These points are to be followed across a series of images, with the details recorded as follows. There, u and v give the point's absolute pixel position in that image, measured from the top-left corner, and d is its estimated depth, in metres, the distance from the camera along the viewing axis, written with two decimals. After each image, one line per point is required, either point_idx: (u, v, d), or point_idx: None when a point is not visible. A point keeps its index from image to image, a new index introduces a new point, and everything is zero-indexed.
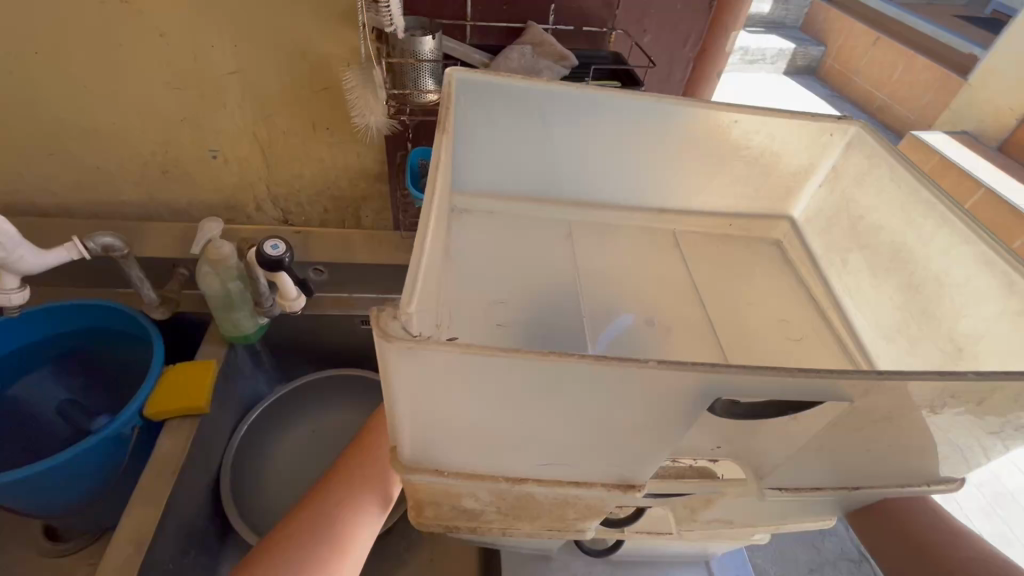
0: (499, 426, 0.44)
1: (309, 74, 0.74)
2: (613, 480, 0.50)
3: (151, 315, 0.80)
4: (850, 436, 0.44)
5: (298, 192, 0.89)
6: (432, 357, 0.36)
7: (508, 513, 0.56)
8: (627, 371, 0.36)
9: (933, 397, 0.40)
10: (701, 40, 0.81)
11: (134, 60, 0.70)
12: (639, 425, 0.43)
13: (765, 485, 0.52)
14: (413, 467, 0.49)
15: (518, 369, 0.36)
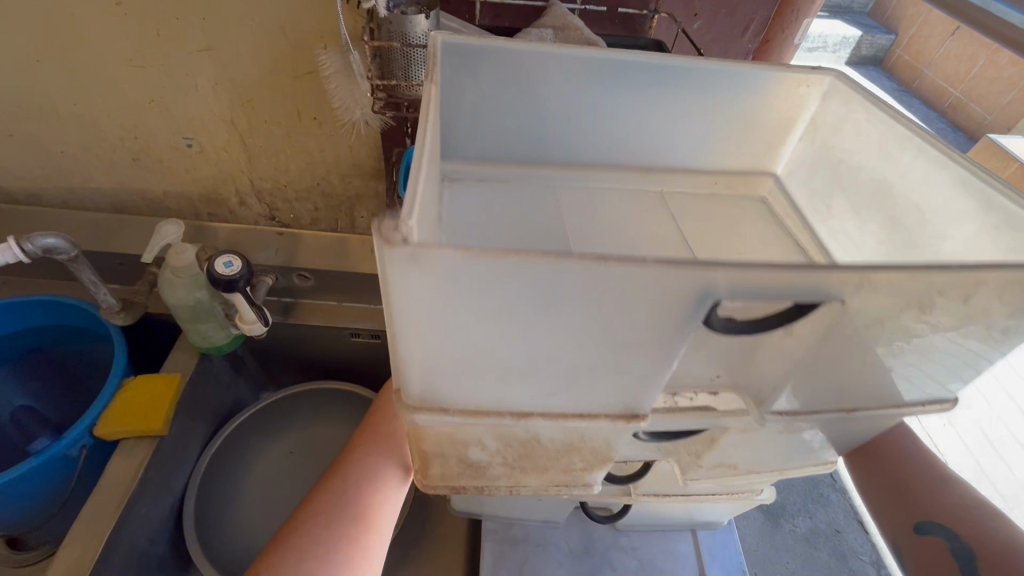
0: (499, 353, 0.32)
1: (290, 57, 0.63)
2: (615, 409, 0.36)
3: (111, 321, 0.70)
4: (839, 350, 0.33)
5: (286, 187, 0.79)
6: (437, 260, 0.25)
7: (516, 467, 0.41)
8: (624, 269, 0.26)
9: (911, 296, 0.30)
10: (764, 29, 0.66)
11: (88, 33, 0.61)
12: (658, 338, 0.31)
13: (767, 410, 0.37)
14: (418, 407, 0.34)
15: (532, 265, 0.26)
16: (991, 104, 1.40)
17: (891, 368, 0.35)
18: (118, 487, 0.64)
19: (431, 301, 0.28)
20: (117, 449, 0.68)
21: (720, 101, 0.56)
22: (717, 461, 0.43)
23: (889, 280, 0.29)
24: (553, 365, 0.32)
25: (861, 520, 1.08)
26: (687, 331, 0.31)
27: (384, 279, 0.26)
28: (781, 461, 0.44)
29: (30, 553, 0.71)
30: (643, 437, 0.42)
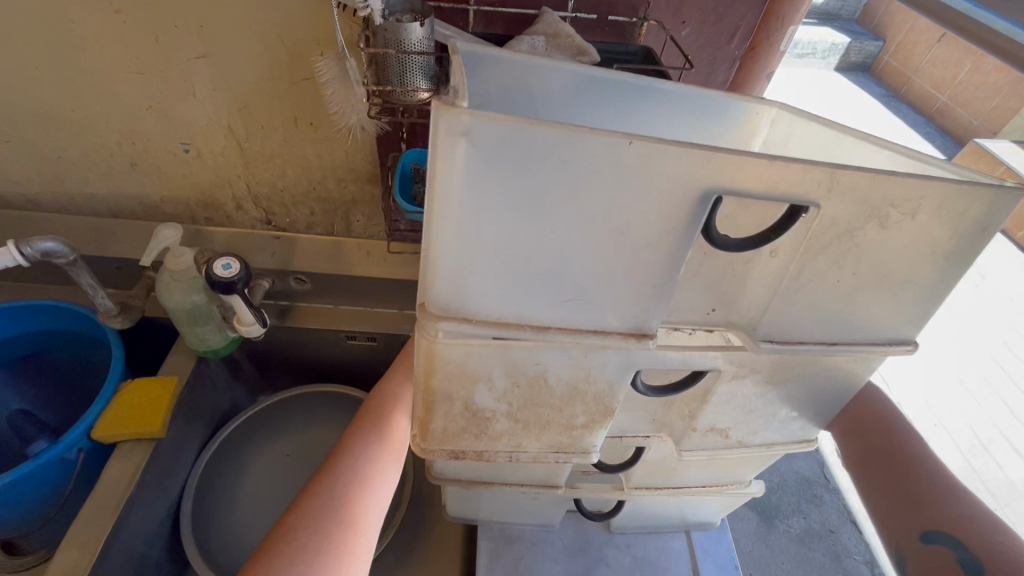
0: (522, 256, 0.32)
1: (287, 63, 0.64)
2: (623, 326, 0.36)
3: (110, 325, 0.70)
4: (820, 265, 0.34)
5: (282, 192, 0.80)
6: (487, 131, 0.27)
7: (519, 416, 0.44)
8: (645, 148, 0.28)
9: (872, 204, 0.32)
10: (750, 36, 0.68)
11: (87, 40, 0.62)
12: (668, 245, 0.32)
13: (759, 338, 0.38)
14: (442, 316, 0.35)
15: (567, 142, 0.28)
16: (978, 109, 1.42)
17: (860, 297, 0.37)
18: (116, 489, 0.65)
19: (472, 185, 0.29)
20: (114, 452, 0.68)
21: (717, 126, 0.51)
22: (711, 424, 0.46)
23: (855, 180, 0.30)
24: (571, 271, 0.33)
25: (853, 518, 1.09)
26: (692, 240, 0.32)
27: (434, 153, 0.28)
28: (764, 422, 0.47)
29: (24, 558, 0.68)
30: (643, 390, 0.42)
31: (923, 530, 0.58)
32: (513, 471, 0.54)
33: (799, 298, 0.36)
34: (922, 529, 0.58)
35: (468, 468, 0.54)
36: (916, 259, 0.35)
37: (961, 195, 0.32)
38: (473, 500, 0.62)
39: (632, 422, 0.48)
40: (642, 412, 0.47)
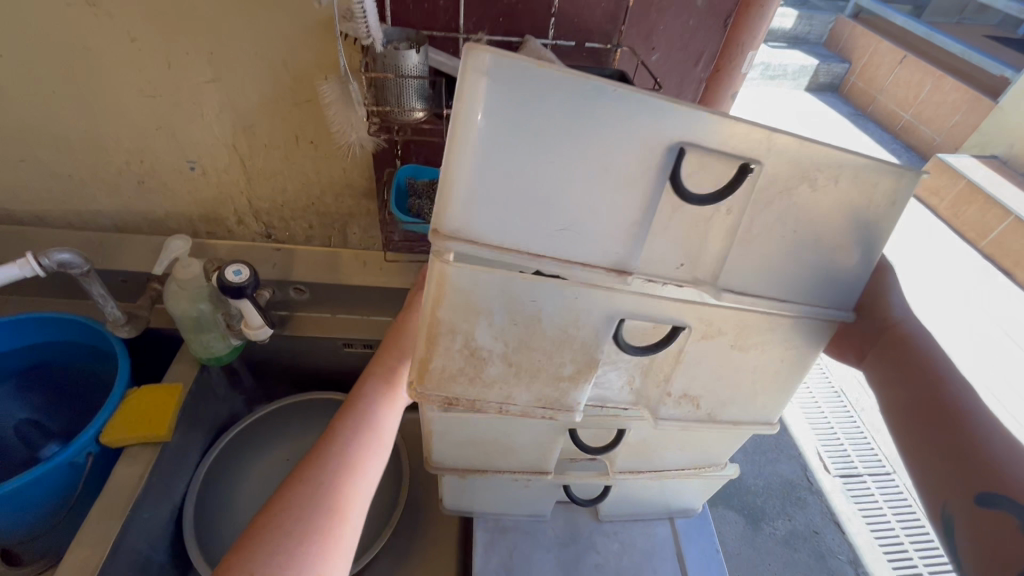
0: (526, 184, 0.36)
1: (291, 87, 0.69)
2: (606, 267, 0.41)
3: (117, 334, 0.75)
4: (767, 218, 0.40)
5: (282, 206, 0.84)
6: (506, 66, 0.32)
7: (513, 363, 0.48)
8: (630, 95, 0.34)
9: (802, 166, 0.38)
10: (714, 60, 0.75)
11: (102, 67, 0.66)
12: (642, 186, 0.37)
13: (719, 287, 0.42)
14: (452, 237, 0.38)
15: (568, 83, 0.33)
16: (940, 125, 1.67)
17: (804, 254, 0.43)
18: (124, 492, 0.67)
19: (489, 113, 0.34)
20: (121, 457, 0.71)
21: None
22: (682, 389, 0.52)
23: (789, 143, 0.37)
24: (564, 202, 0.37)
25: (837, 520, 1.09)
26: (662, 184, 0.37)
27: (461, 86, 0.33)
28: (729, 392, 0.53)
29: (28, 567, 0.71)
30: (625, 346, 0.46)
31: (981, 490, 0.41)
32: (503, 458, 0.60)
33: (751, 264, 0.42)
34: (976, 487, 0.41)
35: (460, 456, 0.60)
36: (843, 224, 0.42)
37: (871, 170, 0.39)
38: (468, 490, 0.66)
39: (614, 391, 0.53)
40: (624, 383, 0.52)
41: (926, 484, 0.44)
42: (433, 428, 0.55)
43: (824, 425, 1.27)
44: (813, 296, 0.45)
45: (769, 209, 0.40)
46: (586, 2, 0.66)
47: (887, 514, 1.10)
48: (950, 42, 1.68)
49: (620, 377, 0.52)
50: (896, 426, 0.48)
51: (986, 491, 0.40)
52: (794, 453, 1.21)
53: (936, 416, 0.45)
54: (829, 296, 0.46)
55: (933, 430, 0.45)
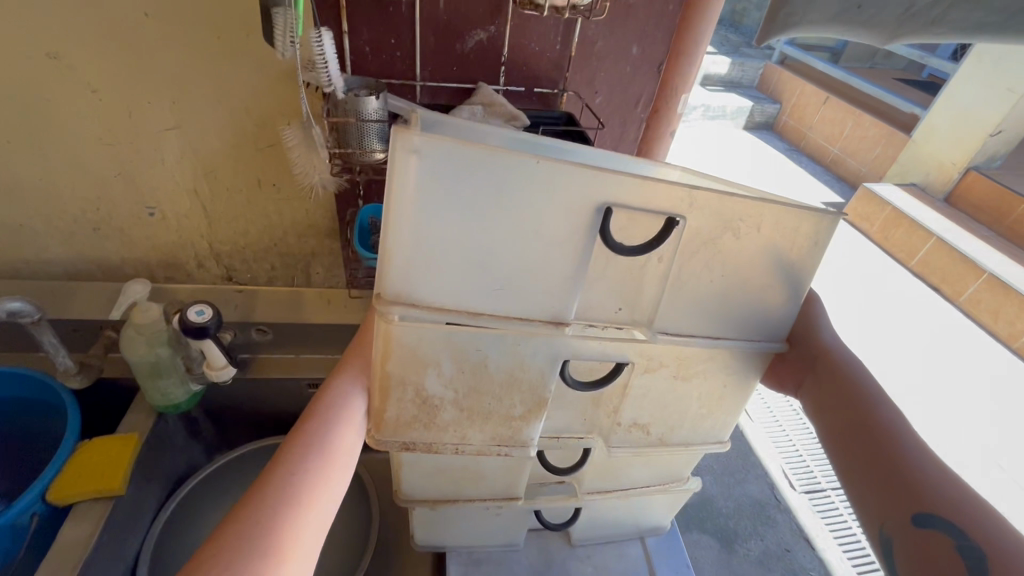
0: (463, 248, 0.39)
1: (254, 132, 0.72)
2: (542, 317, 0.44)
3: (67, 383, 0.74)
4: (694, 266, 0.44)
5: (243, 248, 0.84)
6: (433, 151, 0.35)
7: (465, 409, 0.51)
8: (550, 166, 0.37)
9: (725, 218, 0.42)
10: (651, 102, 0.82)
11: (61, 117, 0.67)
12: (573, 243, 0.40)
13: (655, 329, 0.47)
14: (394, 302, 0.41)
15: (492, 159, 0.36)
16: (865, 157, 2.03)
17: (739, 288, 0.47)
18: (74, 551, 0.63)
19: (421, 190, 0.36)
20: (69, 515, 0.66)
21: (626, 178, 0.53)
22: (631, 419, 0.56)
23: (707, 198, 0.41)
24: (499, 263, 0.41)
25: (807, 537, 1.12)
26: (591, 240, 0.40)
27: (392, 167, 0.35)
28: (680, 413, 0.56)
29: None
30: (572, 382, 0.49)
31: (918, 507, 0.42)
32: (473, 486, 0.61)
33: (686, 293, 0.46)
34: (912, 507, 0.42)
35: (432, 486, 0.60)
36: (776, 256, 0.46)
37: (790, 211, 0.44)
38: (439, 523, 0.66)
39: (566, 421, 0.56)
40: (577, 409, 0.54)
41: (871, 510, 0.46)
42: (404, 458, 0.56)
43: (785, 442, 1.31)
44: (747, 330, 0.50)
45: (694, 259, 0.44)
46: (532, 52, 0.72)
47: (850, 523, 1.14)
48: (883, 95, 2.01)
49: (576, 400, 0.54)
50: (839, 448, 0.50)
51: (927, 512, 0.41)
52: (760, 471, 1.24)
53: (870, 438, 0.48)
54: (760, 328, 0.50)
55: (870, 452, 0.47)
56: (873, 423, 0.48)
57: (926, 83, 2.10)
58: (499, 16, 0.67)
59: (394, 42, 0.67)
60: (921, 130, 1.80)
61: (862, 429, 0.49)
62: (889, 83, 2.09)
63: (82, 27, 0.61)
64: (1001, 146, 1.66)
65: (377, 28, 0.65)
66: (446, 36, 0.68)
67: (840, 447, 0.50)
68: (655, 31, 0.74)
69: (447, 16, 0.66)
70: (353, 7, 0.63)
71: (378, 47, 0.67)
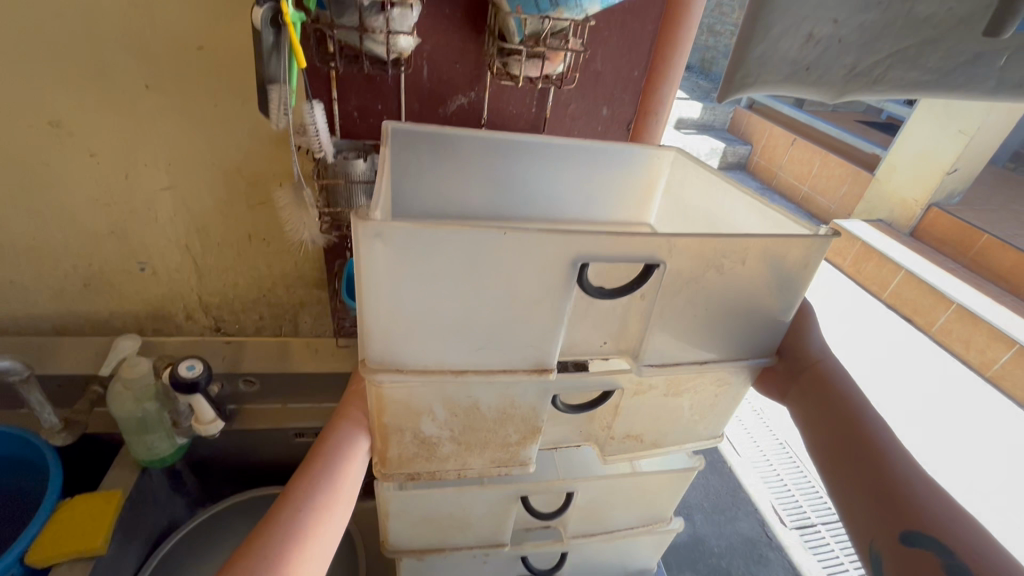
0: (438, 313, 0.42)
1: (245, 191, 0.75)
2: (525, 363, 0.47)
3: (51, 441, 0.73)
4: (679, 302, 0.47)
5: (231, 300, 0.86)
6: (397, 235, 0.38)
7: (462, 442, 0.52)
8: (514, 237, 0.40)
9: (708, 258, 0.45)
10: None
11: (58, 180, 0.70)
12: (549, 298, 0.43)
13: (641, 360, 0.50)
14: (379, 368, 0.44)
15: (456, 237, 0.39)
16: (833, 195, 2.15)
17: (721, 319, 0.50)
18: None
19: (390, 270, 0.39)
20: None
21: (632, 164, 0.71)
22: (625, 431, 0.57)
23: (687, 245, 0.44)
24: (477, 321, 0.44)
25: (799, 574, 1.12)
26: (569, 292, 0.43)
27: (358, 255, 0.38)
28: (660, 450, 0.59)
29: None
30: (563, 407, 0.53)
31: (909, 526, 0.42)
32: (458, 533, 0.62)
33: (670, 322, 0.48)
34: (899, 523, 0.43)
35: (417, 534, 0.61)
36: (758, 288, 0.48)
37: (775, 243, 0.45)
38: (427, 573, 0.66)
39: (564, 432, 0.57)
40: (573, 422, 0.57)
41: (859, 527, 0.46)
42: (389, 508, 0.57)
43: (773, 477, 1.32)
44: (734, 350, 0.52)
45: (681, 292, 0.47)
46: (510, 114, 0.77)
47: (841, 557, 1.15)
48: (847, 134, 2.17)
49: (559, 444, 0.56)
50: (826, 464, 0.51)
51: (915, 530, 0.42)
52: (750, 508, 1.25)
53: (860, 456, 0.48)
54: (741, 346, 0.52)
55: (857, 470, 0.47)
56: (861, 441, 0.48)
57: (886, 125, 2.25)
58: (479, 83, 0.73)
59: (380, 107, 0.72)
60: (883, 168, 1.94)
61: (849, 445, 0.49)
62: (851, 126, 2.25)
63: (84, 99, 0.65)
64: (958, 185, 1.77)
65: (365, 95, 0.70)
66: (429, 101, 0.73)
67: (827, 463, 0.50)
68: (624, 94, 0.81)
69: (430, 84, 0.72)
70: (343, 79, 0.68)
71: (365, 112, 0.72)
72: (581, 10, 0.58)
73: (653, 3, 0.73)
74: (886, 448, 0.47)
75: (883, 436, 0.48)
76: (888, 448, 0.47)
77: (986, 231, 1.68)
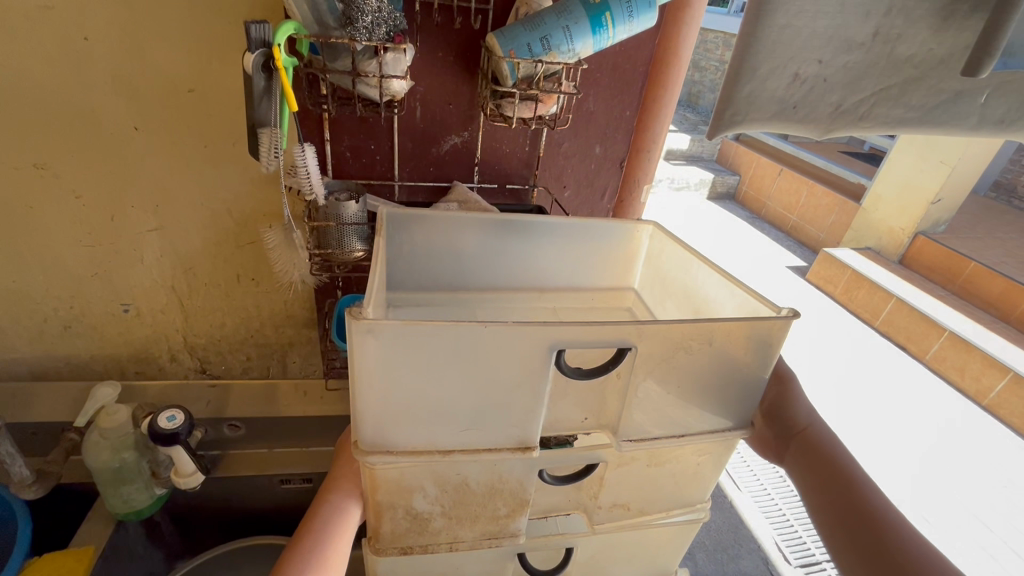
0: (427, 397, 0.41)
1: (235, 231, 0.74)
2: (511, 443, 0.45)
3: (20, 495, 0.69)
4: (666, 371, 0.45)
5: (218, 342, 0.84)
6: (387, 329, 0.37)
7: (453, 516, 0.51)
8: (498, 329, 0.39)
9: (677, 341, 0.43)
10: (616, 194, 0.88)
11: (41, 222, 0.68)
12: (531, 380, 0.42)
13: (621, 437, 0.47)
14: (371, 451, 0.42)
15: (442, 331, 0.38)
16: (822, 224, 2.21)
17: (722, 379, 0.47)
18: None
19: (380, 363, 0.39)
20: None
21: (614, 237, 0.69)
22: (611, 500, 0.54)
23: (657, 329, 0.42)
24: (466, 404, 0.42)
25: None
26: (546, 376, 0.42)
27: (351, 349, 0.38)
28: (664, 498, 0.56)
29: None
30: (548, 480, 0.51)
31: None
32: None
33: (662, 381, 0.46)
34: None
35: None
36: (759, 347, 0.46)
37: (744, 326, 0.44)
38: None
39: (555, 500, 0.56)
40: (561, 490, 0.55)
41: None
42: (377, 570, 0.54)
43: (776, 513, 1.28)
44: (737, 410, 0.50)
45: (670, 359, 0.44)
46: (503, 152, 0.77)
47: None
48: (832, 164, 2.24)
49: (556, 491, 0.54)
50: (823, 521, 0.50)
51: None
52: (753, 545, 1.20)
53: (855, 517, 0.47)
54: (729, 417, 0.50)
55: (851, 530, 0.47)
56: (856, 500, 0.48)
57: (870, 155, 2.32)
58: (472, 123, 0.73)
59: (372, 147, 0.71)
60: (869, 198, 1.99)
61: (841, 503, 0.48)
62: (835, 156, 2.32)
63: (70, 140, 0.63)
64: (944, 213, 1.80)
65: (358, 136, 0.70)
66: (422, 141, 0.73)
67: (821, 519, 0.50)
68: (616, 133, 0.81)
69: (423, 124, 0.72)
70: (335, 121, 0.68)
71: (357, 153, 0.71)
72: (574, 53, 0.59)
73: (644, 46, 0.74)
74: (880, 509, 0.46)
75: (873, 495, 0.47)
76: (880, 511, 0.46)
77: (973, 258, 1.69)
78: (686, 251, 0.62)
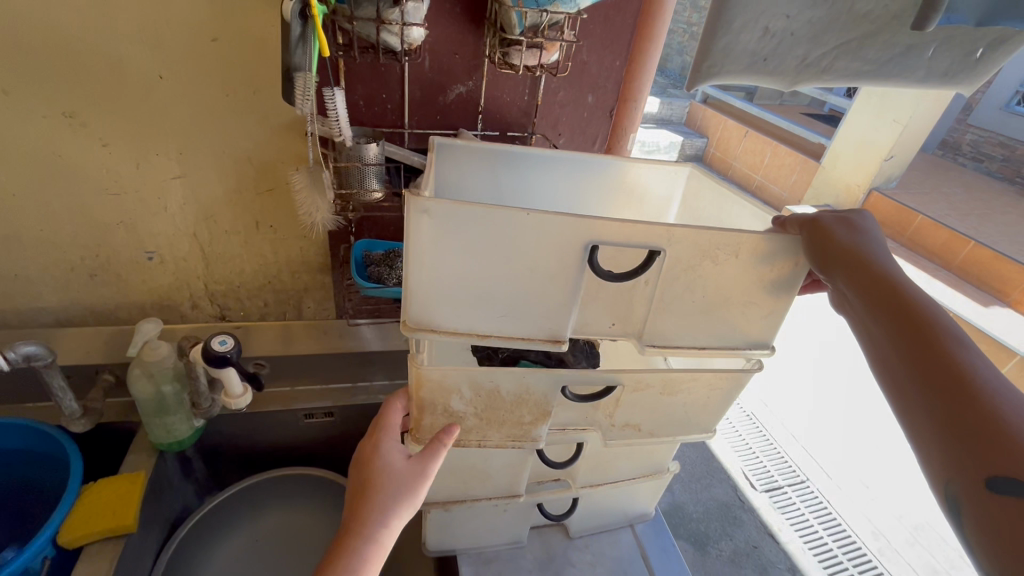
0: (468, 279, 0.50)
1: (255, 178, 0.78)
2: (542, 335, 0.54)
3: (70, 429, 0.74)
4: (677, 288, 0.53)
5: (238, 288, 0.89)
6: (438, 209, 0.45)
7: (483, 417, 0.59)
8: (537, 219, 0.46)
9: (703, 250, 0.51)
10: (606, 141, 0.95)
11: (68, 168, 0.71)
12: (566, 275, 0.50)
13: (645, 341, 0.56)
14: (416, 328, 0.52)
15: (482, 216, 0.46)
16: (784, 183, 2.35)
17: (717, 301, 0.55)
18: None
19: (431, 241, 0.47)
20: (81, 554, 0.66)
21: (653, 176, 0.76)
22: (624, 419, 0.64)
23: (686, 234, 0.49)
24: (501, 290, 0.51)
25: (771, 532, 1.18)
26: (582, 272, 0.50)
27: (408, 225, 0.46)
28: (668, 421, 0.66)
29: None
30: (571, 397, 0.59)
31: (996, 470, 0.34)
32: (479, 485, 0.68)
33: (667, 296, 0.54)
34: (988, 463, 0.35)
35: (439, 485, 0.67)
36: (756, 278, 0.54)
37: (769, 240, 0.51)
38: (447, 523, 0.73)
39: (571, 416, 0.64)
40: (579, 409, 0.63)
41: (928, 454, 0.38)
42: None
43: (743, 446, 1.41)
44: (726, 342, 0.58)
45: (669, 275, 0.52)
46: (504, 101, 0.83)
47: (813, 522, 1.21)
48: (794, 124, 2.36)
49: (572, 407, 0.63)
50: (887, 378, 0.42)
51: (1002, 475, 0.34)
52: (722, 475, 1.31)
53: (930, 376, 0.39)
54: (732, 339, 0.58)
55: (924, 390, 0.39)
56: (936, 353, 0.39)
57: (829, 117, 2.48)
58: (476, 73, 0.78)
59: (384, 96, 0.76)
60: (829, 157, 2.12)
61: (915, 352, 0.40)
62: (797, 118, 2.47)
63: (98, 87, 0.66)
64: (895, 170, 2.01)
65: (370, 85, 0.75)
66: (430, 90, 0.78)
67: (883, 367, 0.42)
68: (607, 82, 0.88)
69: (431, 73, 0.77)
70: (351, 69, 0.72)
71: (371, 101, 0.76)
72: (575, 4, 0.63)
73: None
74: (967, 366, 0.38)
75: (963, 354, 0.38)
76: (970, 370, 0.38)
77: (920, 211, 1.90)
78: (711, 175, 0.71)
